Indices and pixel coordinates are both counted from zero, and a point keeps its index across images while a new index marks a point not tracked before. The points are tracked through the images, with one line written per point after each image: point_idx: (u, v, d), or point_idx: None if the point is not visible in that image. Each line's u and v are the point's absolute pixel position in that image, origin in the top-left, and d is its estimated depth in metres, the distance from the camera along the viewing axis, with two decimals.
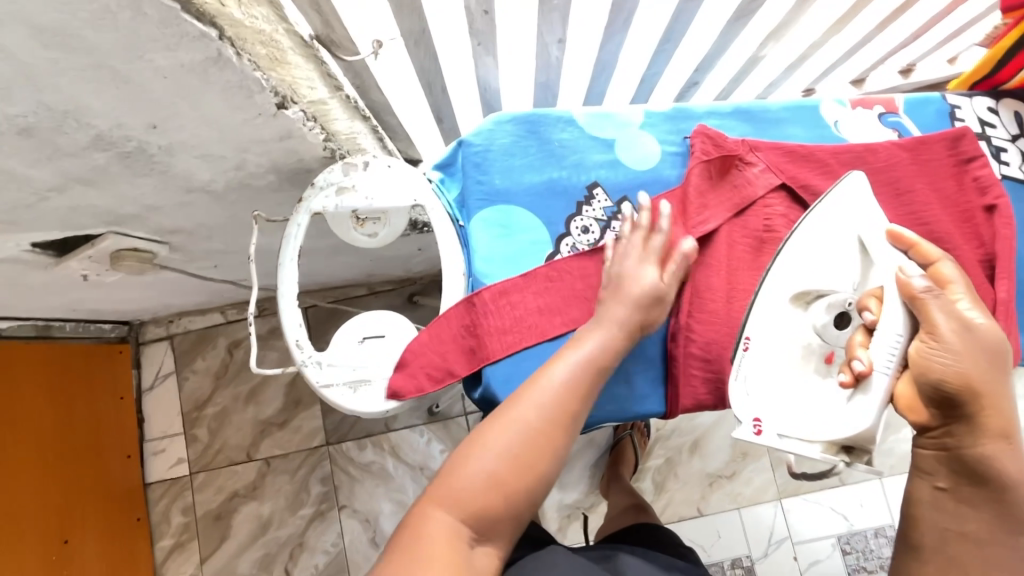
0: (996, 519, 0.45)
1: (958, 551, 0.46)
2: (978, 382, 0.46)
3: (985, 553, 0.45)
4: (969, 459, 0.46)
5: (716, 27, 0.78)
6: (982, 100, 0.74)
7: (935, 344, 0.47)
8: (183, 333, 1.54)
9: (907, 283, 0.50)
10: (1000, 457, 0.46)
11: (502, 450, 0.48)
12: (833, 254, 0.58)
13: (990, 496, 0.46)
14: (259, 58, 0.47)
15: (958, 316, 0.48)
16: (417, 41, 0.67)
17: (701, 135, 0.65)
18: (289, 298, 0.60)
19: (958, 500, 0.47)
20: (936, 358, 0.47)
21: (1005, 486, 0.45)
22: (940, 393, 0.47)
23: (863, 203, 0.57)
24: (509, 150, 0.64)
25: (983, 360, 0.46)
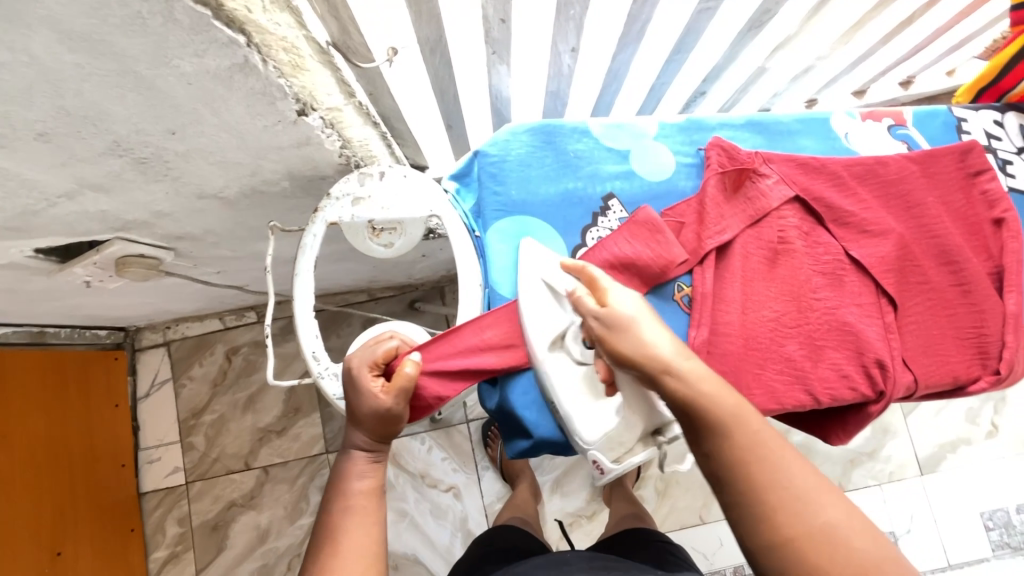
0: (738, 464, 0.45)
1: (760, 527, 0.43)
2: (657, 357, 0.47)
3: (769, 508, 0.43)
4: (692, 422, 0.46)
5: (727, 39, 0.79)
6: (988, 114, 0.75)
7: (604, 339, 0.50)
8: (179, 340, 1.52)
9: (577, 300, 0.52)
10: (702, 397, 0.46)
11: (347, 531, 0.50)
12: (536, 306, 0.56)
13: (726, 447, 0.45)
14: (284, 65, 0.46)
15: (602, 312, 0.50)
16: (433, 48, 0.67)
17: (717, 147, 0.66)
18: (304, 308, 0.59)
19: (725, 476, 0.45)
20: (617, 352, 0.49)
21: (728, 430, 0.45)
22: (647, 380, 0.49)
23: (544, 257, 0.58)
24: (525, 161, 0.64)
25: (640, 338, 0.48)
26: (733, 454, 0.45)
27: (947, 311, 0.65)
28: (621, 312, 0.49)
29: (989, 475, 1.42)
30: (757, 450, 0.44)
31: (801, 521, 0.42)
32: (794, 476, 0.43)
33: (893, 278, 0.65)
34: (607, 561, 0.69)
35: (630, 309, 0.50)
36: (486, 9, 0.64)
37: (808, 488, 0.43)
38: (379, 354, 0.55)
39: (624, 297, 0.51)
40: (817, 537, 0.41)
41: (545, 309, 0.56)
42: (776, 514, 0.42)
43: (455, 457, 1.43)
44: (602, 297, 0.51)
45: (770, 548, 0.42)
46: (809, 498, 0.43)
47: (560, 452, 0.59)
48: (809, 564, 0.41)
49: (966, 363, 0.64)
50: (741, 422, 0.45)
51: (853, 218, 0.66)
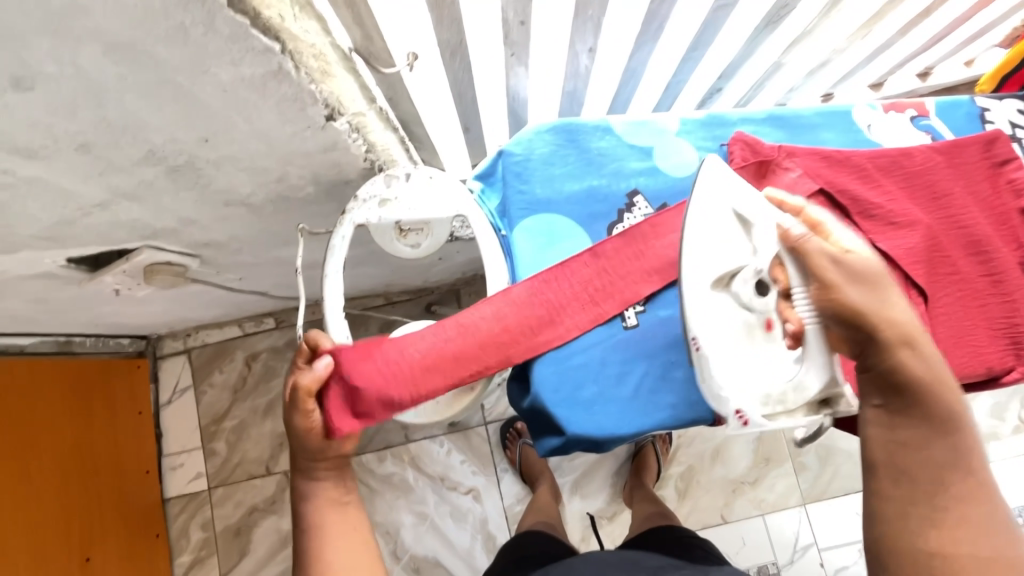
0: (943, 468, 0.42)
1: (934, 529, 0.41)
2: (882, 314, 0.44)
3: (952, 519, 0.41)
4: (894, 373, 0.44)
5: (744, 35, 0.79)
6: (1012, 103, 0.74)
7: (832, 284, 0.45)
8: (200, 347, 1.54)
9: (789, 237, 0.47)
10: (936, 381, 0.43)
11: (335, 548, 0.53)
12: (716, 239, 0.52)
13: (927, 401, 0.43)
14: (314, 72, 0.47)
15: (844, 252, 0.45)
16: (453, 52, 0.67)
17: (740, 142, 0.65)
18: (335, 311, 0.60)
19: (916, 470, 0.42)
20: (846, 301, 0.44)
21: (946, 426, 0.43)
22: (863, 341, 0.45)
23: (731, 177, 0.52)
24: (548, 160, 0.64)
25: (888, 296, 0.45)
26: (929, 408, 0.43)
27: (978, 302, 0.64)
28: (863, 259, 0.45)
29: (1018, 471, 1.40)
30: (962, 463, 0.42)
31: (980, 485, 0.42)
32: (973, 440, 0.43)
33: (923, 270, 0.64)
34: (636, 560, 0.69)
35: (863, 253, 0.46)
36: (507, 12, 0.65)
37: (981, 455, 0.43)
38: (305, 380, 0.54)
39: (851, 243, 0.47)
40: (989, 502, 0.41)
41: (731, 246, 0.52)
42: (959, 525, 0.41)
43: (474, 460, 1.44)
44: (833, 240, 0.47)
45: (930, 557, 0.41)
46: (1003, 529, 0.41)
47: (592, 449, 0.59)
48: (979, 524, 0.41)
49: (999, 354, 0.63)
50: (957, 425, 0.43)
51: (879, 209, 0.65)
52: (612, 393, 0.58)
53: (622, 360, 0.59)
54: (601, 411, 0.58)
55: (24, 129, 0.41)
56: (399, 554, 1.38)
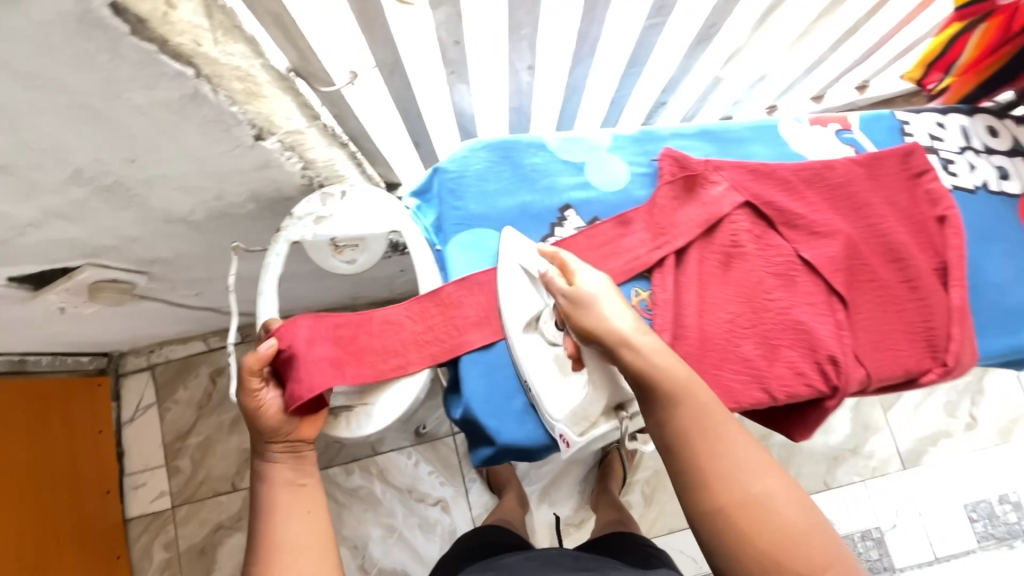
0: (688, 436, 0.47)
1: (697, 491, 0.46)
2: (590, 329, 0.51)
3: (712, 488, 0.46)
4: (644, 394, 0.49)
5: (679, 52, 0.81)
6: (930, 116, 0.78)
7: (570, 315, 0.53)
8: (164, 363, 1.53)
9: (549, 281, 0.55)
10: (656, 370, 0.48)
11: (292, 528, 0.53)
12: (513, 289, 0.60)
13: (675, 415, 0.48)
14: (238, 94, 0.48)
15: (568, 290, 0.53)
16: (391, 71, 0.69)
17: (669, 158, 0.68)
18: (268, 328, 0.61)
19: (675, 445, 0.48)
20: (580, 325, 0.52)
21: (681, 399, 0.48)
22: (606, 353, 0.51)
23: (524, 241, 0.61)
24: (482, 176, 0.66)
25: (603, 313, 0.51)
26: (680, 420, 0.48)
27: (897, 307, 0.67)
28: (584, 289, 0.52)
29: (971, 467, 1.44)
30: (702, 423, 0.47)
31: (739, 488, 0.45)
32: (736, 450, 0.46)
33: (843, 277, 0.67)
34: (583, 556, 0.70)
35: (593, 287, 0.53)
36: (440, 34, 0.67)
37: (750, 460, 0.46)
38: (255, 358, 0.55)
39: (590, 277, 0.54)
40: (755, 504, 0.44)
41: (521, 288, 0.60)
42: (714, 479, 0.46)
43: (442, 470, 1.44)
44: (570, 276, 0.54)
45: (706, 515, 0.46)
46: (749, 470, 0.46)
47: (523, 457, 0.60)
48: (739, 521, 0.44)
49: (917, 357, 0.66)
50: (692, 391, 0.48)
51: (802, 219, 0.68)
52: None
53: None
54: (530, 420, 0.59)
55: None
56: (367, 568, 1.37)
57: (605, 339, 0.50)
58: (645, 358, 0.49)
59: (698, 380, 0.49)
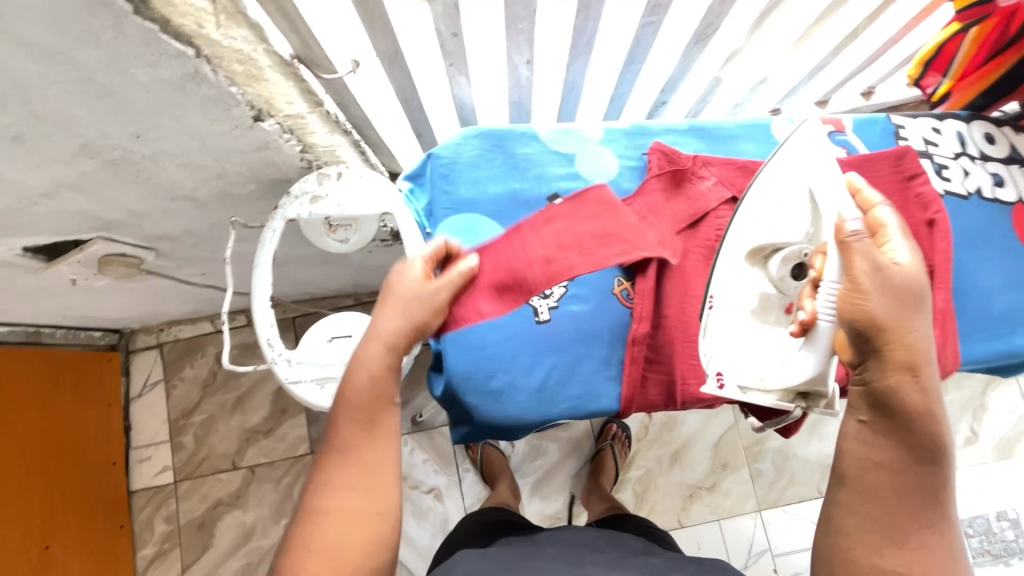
0: (908, 493, 0.44)
1: (893, 537, 0.44)
2: (881, 318, 0.45)
3: (902, 549, 0.43)
4: (893, 421, 0.45)
5: (677, 51, 0.82)
6: (926, 121, 0.79)
7: (857, 279, 0.47)
8: (172, 342, 1.57)
9: (843, 227, 0.50)
10: (922, 410, 0.45)
11: (340, 483, 0.49)
12: (786, 207, 0.57)
13: (912, 471, 0.44)
14: (237, 75, 0.51)
15: (889, 257, 0.47)
16: (392, 61, 0.73)
17: (659, 152, 0.69)
18: (261, 299, 0.63)
19: (891, 494, 0.44)
20: (868, 308, 0.46)
21: (936, 451, 0.44)
22: (873, 351, 0.46)
23: (813, 152, 0.56)
24: (475, 163, 0.68)
25: (919, 313, 0.46)
26: (904, 471, 0.45)
27: None
28: (900, 265, 0.46)
29: (968, 482, 1.42)
30: (933, 492, 0.44)
31: (936, 564, 0.43)
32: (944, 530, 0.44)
33: None
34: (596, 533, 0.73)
35: (907, 265, 0.47)
36: (438, 24, 0.70)
37: (954, 547, 0.44)
38: (417, 279, 0.57)
39: (902, 255, 0.47)
40: None
41: (799, 216, 0.56)
42: (919, 539, 0.43)
43: (437, 459, 1.46)
44: (882, 241, 0.48)
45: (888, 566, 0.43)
46: (948, 553, 0.43)
47: (500, 436, 0.62)
48: None
49: None
50: (940, 453, 0.44)
51: None
52: (520, 383, 0.62)
53: (532, 353, 0.63)
54: (506, 401, 0.61)
55: None
56: None
57: (879, 333, 0.45)
58: (915, 388, 0.45)
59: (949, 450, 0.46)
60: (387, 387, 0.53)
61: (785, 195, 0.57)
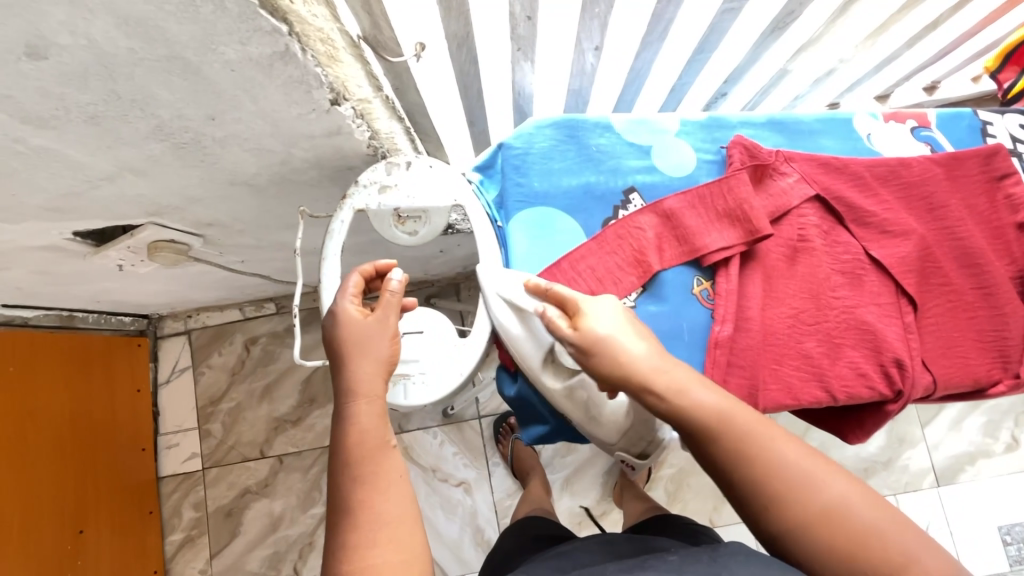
0: (739, 462, 0.46)
1: (767, 517, 0.45)
2: (619, 372, 0.50)
3: (776, 501, 0.44)
4: (684, 431, 0.48)
5: (749, 40, 0.79)
6: (1014, 118, 0.75)
7: (583, 359, 0.52)
8: (200, 329, 1.56)
9: (552, 324, 0.53)
10: (689, 410, 0.48)
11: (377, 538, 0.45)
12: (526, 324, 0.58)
13: (721, 446, 0.47)
14: (320, 55, 0.48)
15: (576, 335, 0.51)
16: (460, 44, 0.68)
17: (739, 145, 0.66)
18: (330, 291, 0.60)
19: (729, 474, 0.46)
20: (599, 371, 0.51)
21: (717, 429, 0.47)
22: (631, 392, 0.51)
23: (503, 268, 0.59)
24: (548, 154, 0.65)
25: (619, 353, 0.50)
26: (722, 456, 0.47)
27: (969, 313, 0.65)
28: (595, 331, 0.50)
29: (1008, 490, 1.40)
30: (749, 445, 0.46)
31: (806, 503, 0.44)
32: (792, 461, 0.45)
33: (914, 279, 0.65)
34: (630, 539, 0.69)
35: (605, 325, 0.51)
36: (514, 7, 0.65)
37: (809, 471, 0.45)
38: (357, 321, 0.54)
39: (600, 315, 0.52)
40: (825, 516, 0.43)
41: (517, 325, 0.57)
42: (782, 498, 0.44)
43: (467, 453, 1.45)
44: (575, 320, 0.52)
45: (778, 535, 0.44)
46: (807, 480, 0.44)
47: (574, 439, 0.62)
48: (821, 539, 0.43)
49: (987, 366, 0.64)
50: (729, 421, 0.47)
51: (874, 218, 0.66)
52: None
53: None
54: None
55: (37, 98, 0.43)
56: None
57: (640, 381, 0.49)
58: (680, 403, 0.48)
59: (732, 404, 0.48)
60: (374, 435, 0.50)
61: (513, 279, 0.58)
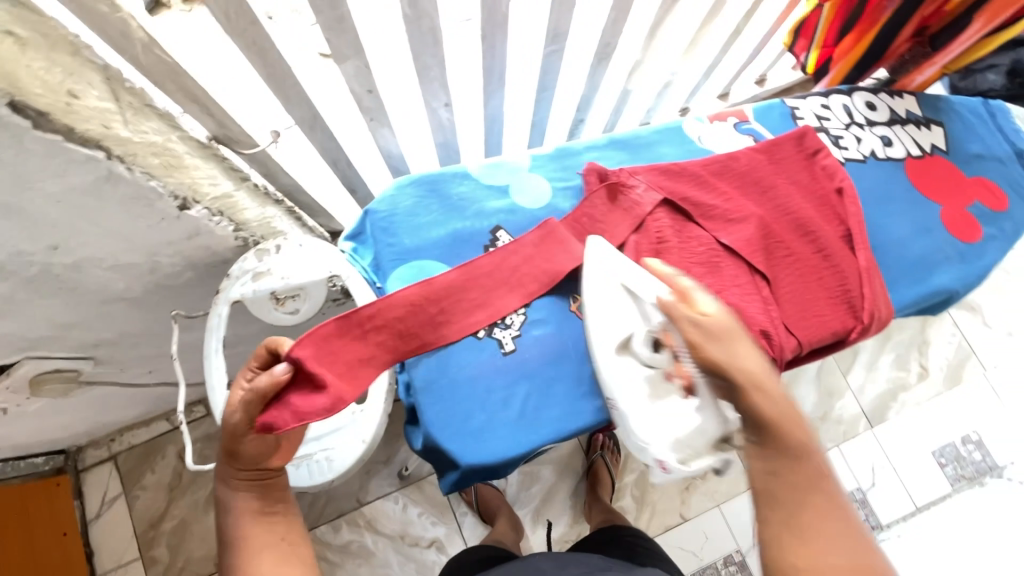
0: (764, 441, 0.49)
1: (768, 499, 0.48)
2: (730, 361, 0.50)
3: (778, 494, 0.47)
4: (736, 401, 0.51)
5: (581, 73, 0.87)
6: (816, 99, 0.87)
7: (697, 345, 0.51)
8: (130, 451, 1.46)
9: (666, 304, 0.54)
10: (760, 393, 0.50)
11: None
12: (609, 306, 0.62)
13: (762, 424, 0.49)
14: (155, 168, 0.50)
15: (699, 317, 0.51)
16: (312, 125, 0.70)
17: (592, 172, 0.72)
18: (219, 389, 0.61)
19: (758, 445, 0.49)
20: (706, 355, 0.51)
21: (762, 410, 0.49)
22: (729, 389, 0.51)
23: (611, 255, 0.62)
24: (413, 211, 0.67)
25: (731, 346, 0.51)
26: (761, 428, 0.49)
27: (817, 275, 0.72)
28: (711, 316, 0.51)
29: (931, 415, 1.51)
30: (784, 434, 0.49)
31: (798, 512, 0.46)
32: (804, 475, 0.48)
33: (762, 256, 0.71)
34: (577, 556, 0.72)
35: (717, 315, 0.52)
36: (352, 84, 0.68)
37: (811, 490, 0.47)
38: (237, 405, 0.49)
39: (709, 305, 0.53)
40: (809, 530, 0.45)
41: (617, 305, 0.61)
42: (784, 496, 0.47)
43: (432, 509, 1.41)
44: (691, 302, 0.53)
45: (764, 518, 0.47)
46: (810, 495, 0.47)
47: (490, 476, 0.60)
48: (791, 540, 0.45)
49: (841, 318, 0.70)
50: (770, 407, 0.49)
51: (717, 209, 0.73)
52: (499, 417, 0.60)
53: (506, 384, 0.62)
54: (490, 437, 0.59)
55: None
56: None
57: (729, 371, 0.50)
58: (764, 398, 0.49)
59: (784, 400, 0.50)
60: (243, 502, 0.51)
61: (602, 291, 0.62)
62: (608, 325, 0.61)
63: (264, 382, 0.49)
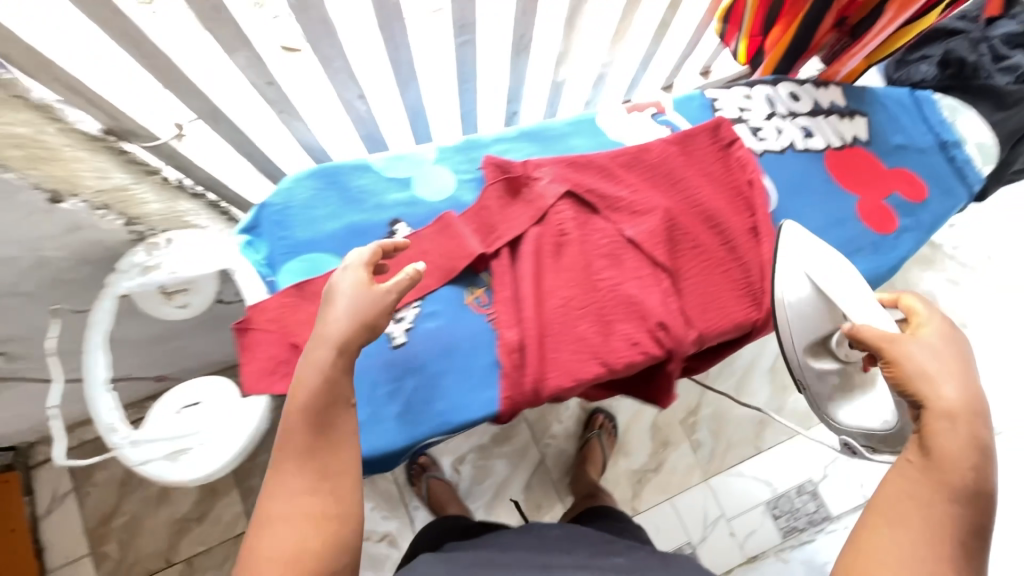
0: (940, 450, 0.44)
1: (912, 490, 0.43)
2: (923, 370, 0.48)
3: (927, 498, 0.42)
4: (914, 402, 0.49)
5: (501, 64, 0.85)
6: (738, 90, 0.86)
7: (882, 351, 0.52)
8: (47, 462, 1.25)
9: (858, 332, 0.54)
10: (949, 412, 0.46)
11: (285, 525, 0.43)
12: (798, 298, 0.66)
13: (948, 435, 0.45)
14: (16, 160, 0.51)
15: (913, 333, 0.52)
16: (212, 117, 0.66)
17: (490, 165, 0.70)
18: (99, 385, 0.58)
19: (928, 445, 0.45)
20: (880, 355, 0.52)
21: (948, 417, 0.45)
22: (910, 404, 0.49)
23: (804, 243, 0.67)
24: (309, 204, 0.67)
25: (920, 359, 0.49)
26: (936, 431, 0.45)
27: (721, 267, 0.72)
28: (932, 335, 0.51)
29: None
30: (969, 462, 0.43)
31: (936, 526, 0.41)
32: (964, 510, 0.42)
33: (666, 249, 0.71)
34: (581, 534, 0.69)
35: (932, 336, 0.51)
36: (248, 76, 0.65)
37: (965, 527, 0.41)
38: (359, 286, 0.53)
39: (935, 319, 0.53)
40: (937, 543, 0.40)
41: (811, 303, 0.65)
42: (936, 502, 0.42)
43: (384, 504, 1.39)
44: (916, 319, 0.53)
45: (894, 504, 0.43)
46: (959, 525, 0.41)
47: (376, 468, 0.61)
48: (908, 533, 0.41)
49: (743, 309, 0.71)
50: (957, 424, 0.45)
51: (623, 202, 0.72)
52: (383, 411, 0.61)
53: (391, 378, 0.62)
54: (373, 430, 0.60)
55: None
56: None
57: (914, 391, 0.48)
58: (970, 430, 0.45)
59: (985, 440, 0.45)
60: (341, 389, 0.49)
61: (793, 282, 0.66)
62: (805, 320, 0.65)
63: (406, 277, 0.54)
